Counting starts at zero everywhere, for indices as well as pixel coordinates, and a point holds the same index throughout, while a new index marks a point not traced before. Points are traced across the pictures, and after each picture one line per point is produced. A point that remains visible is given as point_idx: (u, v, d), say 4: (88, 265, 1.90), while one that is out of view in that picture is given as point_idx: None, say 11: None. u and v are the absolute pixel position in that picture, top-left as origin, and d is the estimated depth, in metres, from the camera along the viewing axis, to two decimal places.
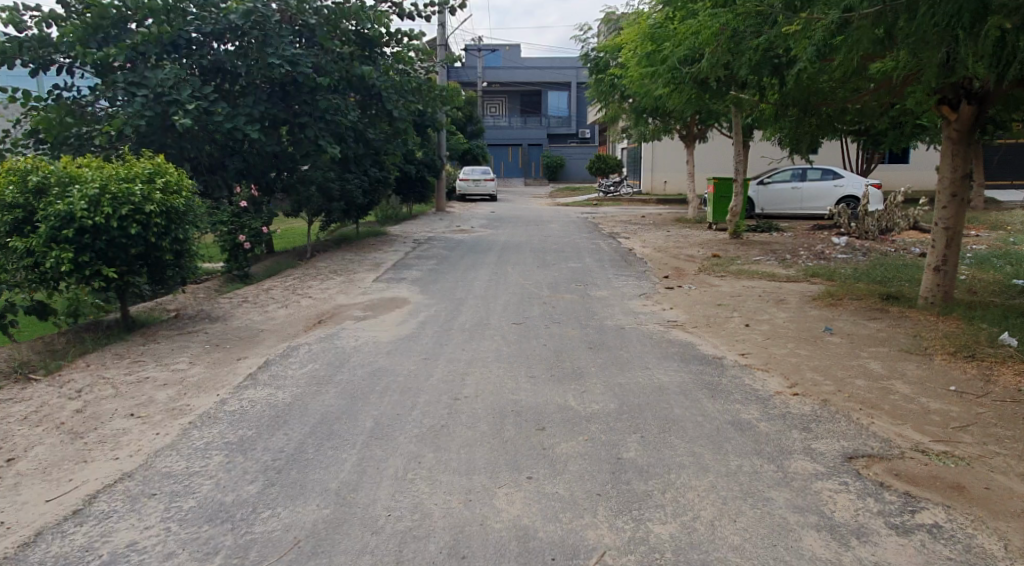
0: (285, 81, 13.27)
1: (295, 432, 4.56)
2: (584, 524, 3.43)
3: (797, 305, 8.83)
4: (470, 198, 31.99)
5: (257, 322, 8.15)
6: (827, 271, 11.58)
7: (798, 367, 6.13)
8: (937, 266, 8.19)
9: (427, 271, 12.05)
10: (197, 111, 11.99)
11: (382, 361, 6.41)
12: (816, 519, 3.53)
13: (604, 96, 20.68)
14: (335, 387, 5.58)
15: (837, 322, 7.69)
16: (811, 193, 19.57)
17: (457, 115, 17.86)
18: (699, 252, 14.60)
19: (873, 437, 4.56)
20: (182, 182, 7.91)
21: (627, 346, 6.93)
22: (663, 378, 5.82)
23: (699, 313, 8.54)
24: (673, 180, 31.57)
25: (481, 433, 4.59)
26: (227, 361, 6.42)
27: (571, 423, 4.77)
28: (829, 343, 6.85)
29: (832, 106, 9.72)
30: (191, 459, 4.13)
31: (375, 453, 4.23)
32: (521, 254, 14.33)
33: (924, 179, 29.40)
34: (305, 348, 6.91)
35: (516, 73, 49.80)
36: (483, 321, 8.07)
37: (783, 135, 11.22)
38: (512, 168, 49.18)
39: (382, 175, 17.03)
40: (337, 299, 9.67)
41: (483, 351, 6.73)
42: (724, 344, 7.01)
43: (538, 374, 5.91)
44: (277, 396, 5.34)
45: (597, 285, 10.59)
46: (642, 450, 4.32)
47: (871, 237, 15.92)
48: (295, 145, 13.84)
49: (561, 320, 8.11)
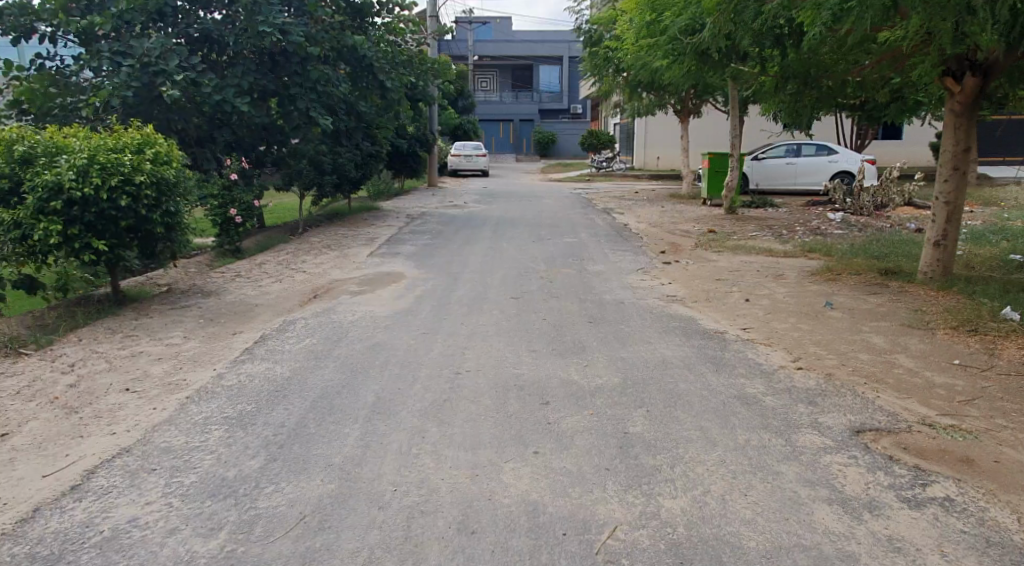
0: (274, 51, 13.05)
1: (296, 407, 4.48)
2: (594, 499, 3.38)
3: (796, 280, 8.79)
4: (462, 173, 31.75)
5: (252, 297, 8.04)
6: (825, 246, 11.53)
7: (801, 341, 6.08)
8: (936, 241, 8.15)
9: (422, 246, 11.93)
10: (185, 81, 11.77)
11: (380, 336, 6.33)
12: (827, 493, 3.49)
13: (598, 69, 20.46)
14: (335, 361, 5.51)
15: (837, 297, 7.65)
16: (806, 169, 19.50)
17: (450, 88, 17.64)
18: (695, 227, 14.53)
19: (879, 411, 4.51)
20: (172, 152, 7.74)
21: (627, 320, 6.87)
22: (665, 352, 5.77)
23: (698, 288, 8.48)
24: (666, 156, 31.42)
25: (484, 407, 4.53)
26: (222, 336, 6.32)
27: (576, 397, 4.71)
28: (831, 318, 6.80)
29: (833, 78, 9.60)
30: (190, 434, 4.04)
31: (378, 428, 4.15)
32: (515, 228, 14.23)
33: (917, 155, 29.39)
34: (301, 322, 6.82)
35: (508, 47, 49.31)
36: (481, 296, 7.98)
37: (781, 109, 11.13)
38: (503, 144, 48.83)
39: (374, 148, 16.84)
40: (332, 274, 9.55)
41: (482, 325, 6.65)
42: (724, 319, 6.96)
43: (539, 348, 5.85)
44: (276, 371, 5.26)
45: (594, 259, 10.51)
46: (649, 424, 4.26)
47: (866, 213, 15.90)
48: (285, 118, 13.66)
49: (559, 295, 8.04)
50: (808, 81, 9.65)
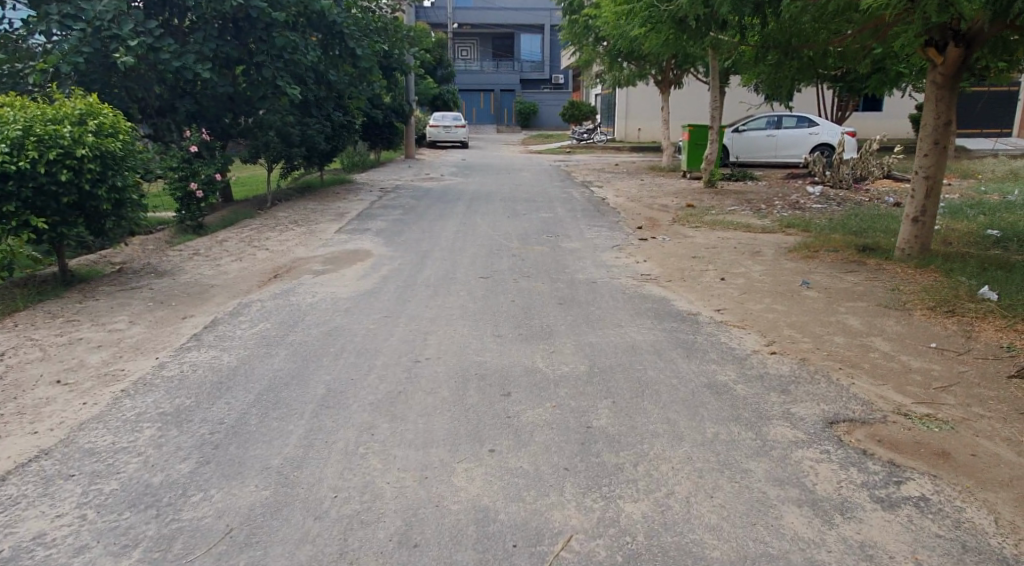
0: (237, 16, 12.53)
1: (239, 401, 4.20)
2: (550, 504, 3.14)
3: (773, 257, 8.57)
4: (441, 145, 31.26)
5: (208, 277, 7.70)
6: (804, 221, 11.32)
7: (775, 324, 5.86)
8: (915, 217, 7.94)
9: (392, 221, 11.57)
10: (142, 47, 11.30)
11: (339, 319, 6.04)
12: (796, 493, 3.24)
13: (577, 38, 20.02)
14: (287, 349, 5.22)
15: (814, 275, 7.44)
16: (786, 141, 19.27)
17: (424, 57, 17.18)
18: (674, 201, 14.27)
19: (854, 400, 4.24)
20: (117, 124, 7.50)
21: (599, 302, 6.63)
22: (635, 337, 5.54)
23: (673, 266, 8.24)
24: (647, 128, 31.06)
25: (441, 399, 4.26)
26: (171, 321, 6.02)
27: (539, 388, 4.46)
28: (807, 298, 6.58)
29: (814, 48, 9.35)
30: (119, 434, 3.77)
31: (325, 424, 3.89)
32: (490, 203, 13.88)
33: (898, 128, 29.24)
34: (257, 305, 6.51)
35: (488, 15, 48.42)
36: (449, 275, 7.70)
37: (762, 80, 10.85)
38: (484, 115, 48.16)
39: (345, 119, 16.36)
40: (296, 251, 9.19)
41: (447, 307, 6.39)
42: (698, 299, 6.73)
43: (504, 333, 5.59)
44: (223, 361, 4.97)
45: (568, 236, 10.24)
46: (612, 417, 4.02)
47: (845, 185, 15.72)
48: (250, 87, 13.18)
49: (530, 274, 7.77)
50: (789, 50, 9.39)
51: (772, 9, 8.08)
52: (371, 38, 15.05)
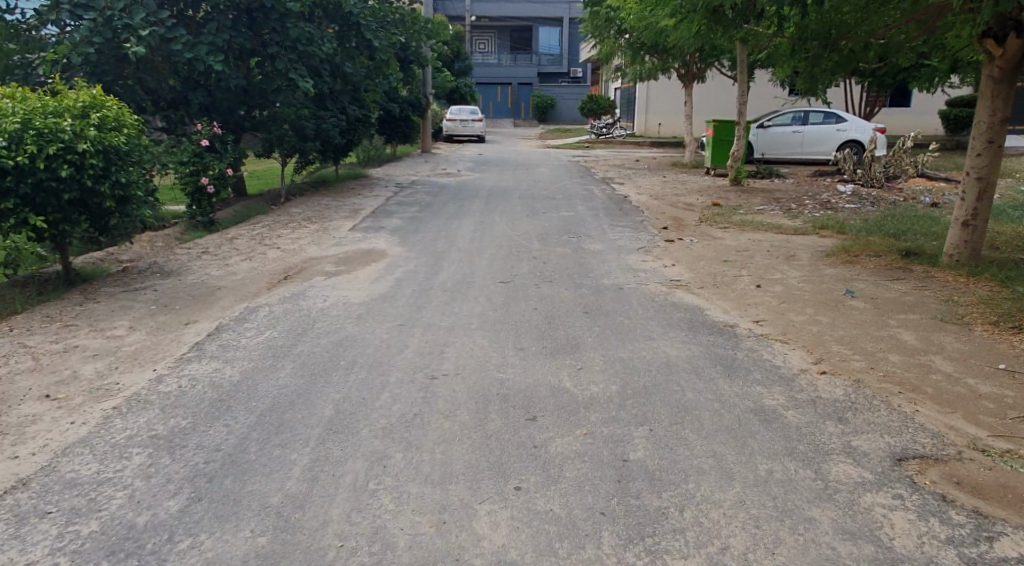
0: (252, 6, 12.19)
1: (238, 424, 3.83)
2: (587, 561, 2.74)
3: (809, 262, 8.11)
4: (457, 139, 30.82)
5: (215, 278, 7.34)
6: (837, 222, 10.81)
7: (822, 338, 5.41)
8: (966, 220, 7.44)
9: (408, 219, 11.19)
10: (153, 37, 10.99)
11: (352, 328, 5.65)
12: (871, 550, 2.82)
13: (599, 31, 19.53)
14: (295, 360, 4.83)
15: (857, 283, 6.97)
16: (813, 137, 18.68)
17: (442, 49, 16.79)
18: (699, 200, 13.79)
19: (921, 432, 3.80)
20: (122, 117, 7.17)
21: (627, 311, 6.20)
22: (669, 352, 5.10)
23: (704, 271, 7.79)
24: (668, 122, 30.50)
25: (461, 424, 3.87)
26: (172, 328, 5.65)
27: (567, 412, 4.05)
28: (853, 309, 6.11)
29: (854, 41, 8.86)
30: (105, 462, 3.39)
31: (332, 453, 3.51)
32: (508, 200, 13.47)
33: (925, 123, 28.50)
34: (265, 311, 6.13)
35: (506, 8, 47.88)
36: (466, 279, 7.30)
37: (797, 75, 10.35)
38: (501, 108, 47.70)
39: (361, 113, 15.99)
40: (308, 251, 8.83)
41: (465, 315, 5.99)
42: (734, 309, 6.28)
43: (528, 346, 5.18)
44: (225, 375, 4.59)
45: (591, 236, 9.80)
46: (652, 450, 3.60)
47: (876, 184, 15.15)
48: (265, 79, 12.84)
49: (552, 279, 7.35)
50: (829, 43, 8.90)
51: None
52: (388, 30, 14.64)
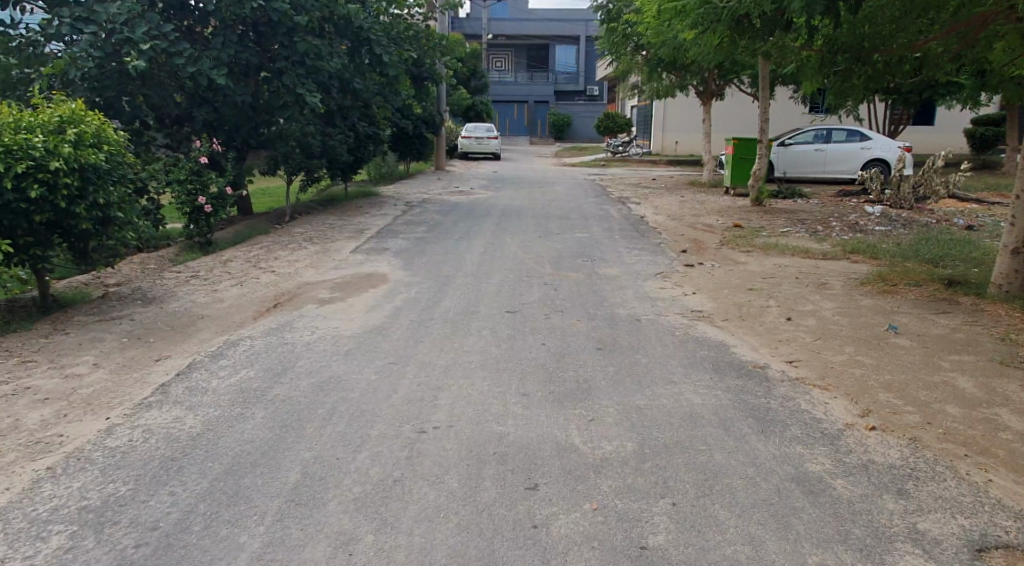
0: (259, 20, 11.79)
1: (186, 492, 3.27)
2: None
3: (843, 291, 7.47)
4: (472, 157, 30.39)
5: (199, 306, 6.79)
6: (869, 246, 10.14)
7: (866, 386, 4.76)
8: (1016, 248, 6.77)
9: (413, 241, 10.67)
10: (155, 51, 10.60)
11: (337, 367, 5.08)
12: None
13: (616, 47, 19.02)
14: (267, 408, 4.25)
15: (898, 316, 6.33)
16: (837, 156, 18.00)
17: (455, 65, 16.34)
18: (719, 221, 13.15)
19: (1002, 511, 3.17)
20: (102, 133, 6.66)
21: (644, 348, 5.58)
22: (693, 401, 4.48)
23: (728, 300, 7.16)
24: (685, 140, 29.90)
25: (449, 495, 3.28)
26: (140, 366, 5.10)
27: (574, 478, 3.45)
28: (898, 348, 5.47)
29: (890, 55, 8.27)
30: (14, 545, 2.86)
31: (289, 533, 2.94)
32: (521, 220, 12.92)
33: (953, 142, 27.65)
34: (245, 345, 5.56)
35: (523, 26, 47.70)
36: (469, 309, 6.71)
37: (827, 91, 9.74)
38: (517, 127, 47.36)
39: (371, 130, 15.54)
40: (305, 275, 8.29)
41: (465, 352, 5.40)
42: (764, 347, 5.65)
43: (532, 391, 4.59)
44: (184, 425, 4.02)
45: (606, 260, 9.20)
46: (676, 533, 2.99)
47: (906, 206, 14.44)
48: (271, 95, 12.41)
49: (562, 308, 6.76)
50: (861, 57, 8.33)
51: (848, 8, 7.06)
52: (399, 46, 14.22)
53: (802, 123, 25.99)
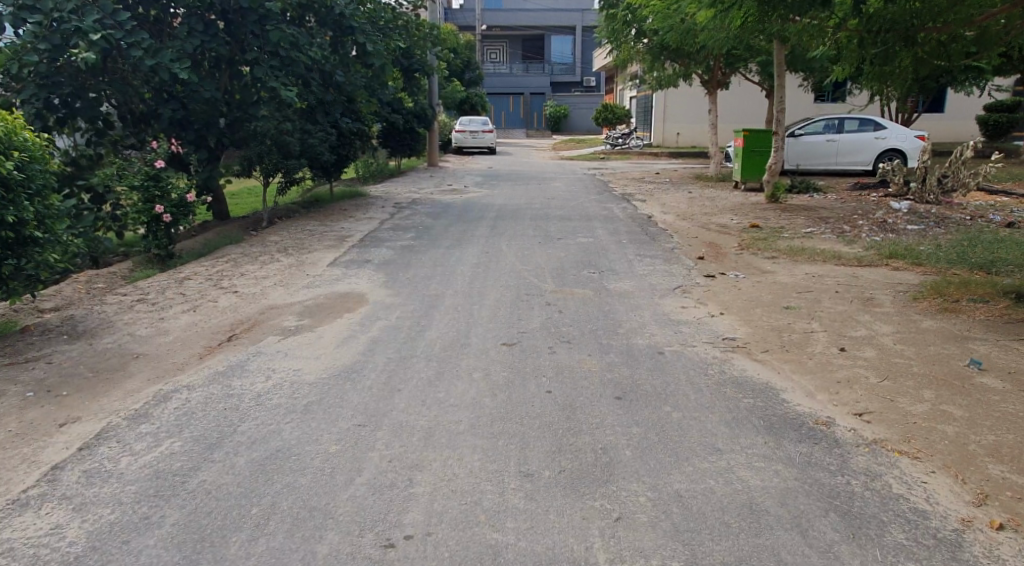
0: (228, 5, 10.34)
1: None
2: None
3: (897, 308, 6.38)
4: (468, 151, 29.25)
5: (137, 343, 5.69)
6: (907, 248, 9.07)
7: (966, 451, 3.71)
8: None
9: (400, 250, 9.58)
10: (108, 41, 9.08)
11: (288, 431, 3.98)
12: None
13: (616, 35, 17.75)
14: (182, 508, 3.19)
15: (980, 348, 5.23)
16: (850, 146, 16.86)
17: (446, 54, 15.06)
18: (735, 221, 12.06)
19: None
20: (11, 138, 5.56)
21: (673, 396, 4.50)
22: (751, 485, 3.39)
23: (765, 324, 6.08)
24: (686, 132, 28.87)
25: None
26: (36, 436, 4.00)
27: None
28: (990, 394, 4.40)
29: (941, 31, 7.11)
30: None
31: None
32: (518, 222, 11.82)
33: (963, 130, 26.64)
34: (178, 401, 4.46)
35: (517, 17, 46.43)
36: (458, 342, 5.61)
37: (861, 76, 8.54)
38: (514, 119, 46.19)
39: (357, 126, 14.33)
40: (271, 296, 7.19)
41: (450, 409, 4.28)
42: (823, 394, 4.54)
43: (537, 471, 3.52)
44: (61, 542, 2.98)
45: (617, 273, 8.11)
46: None
47: (932, 201, 13.34)
48: (245, 92, 11.06)
49: (572, 339, 5.66)
50: (908, 37, 7.18)
51: None
52: (384, 34, 12.94)
53: (807, 113, 24.94)
